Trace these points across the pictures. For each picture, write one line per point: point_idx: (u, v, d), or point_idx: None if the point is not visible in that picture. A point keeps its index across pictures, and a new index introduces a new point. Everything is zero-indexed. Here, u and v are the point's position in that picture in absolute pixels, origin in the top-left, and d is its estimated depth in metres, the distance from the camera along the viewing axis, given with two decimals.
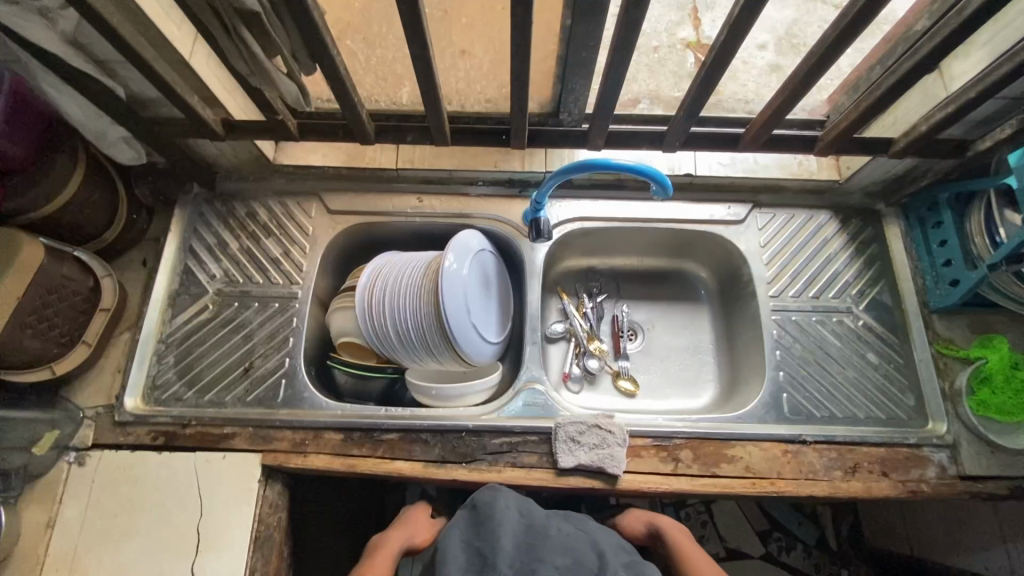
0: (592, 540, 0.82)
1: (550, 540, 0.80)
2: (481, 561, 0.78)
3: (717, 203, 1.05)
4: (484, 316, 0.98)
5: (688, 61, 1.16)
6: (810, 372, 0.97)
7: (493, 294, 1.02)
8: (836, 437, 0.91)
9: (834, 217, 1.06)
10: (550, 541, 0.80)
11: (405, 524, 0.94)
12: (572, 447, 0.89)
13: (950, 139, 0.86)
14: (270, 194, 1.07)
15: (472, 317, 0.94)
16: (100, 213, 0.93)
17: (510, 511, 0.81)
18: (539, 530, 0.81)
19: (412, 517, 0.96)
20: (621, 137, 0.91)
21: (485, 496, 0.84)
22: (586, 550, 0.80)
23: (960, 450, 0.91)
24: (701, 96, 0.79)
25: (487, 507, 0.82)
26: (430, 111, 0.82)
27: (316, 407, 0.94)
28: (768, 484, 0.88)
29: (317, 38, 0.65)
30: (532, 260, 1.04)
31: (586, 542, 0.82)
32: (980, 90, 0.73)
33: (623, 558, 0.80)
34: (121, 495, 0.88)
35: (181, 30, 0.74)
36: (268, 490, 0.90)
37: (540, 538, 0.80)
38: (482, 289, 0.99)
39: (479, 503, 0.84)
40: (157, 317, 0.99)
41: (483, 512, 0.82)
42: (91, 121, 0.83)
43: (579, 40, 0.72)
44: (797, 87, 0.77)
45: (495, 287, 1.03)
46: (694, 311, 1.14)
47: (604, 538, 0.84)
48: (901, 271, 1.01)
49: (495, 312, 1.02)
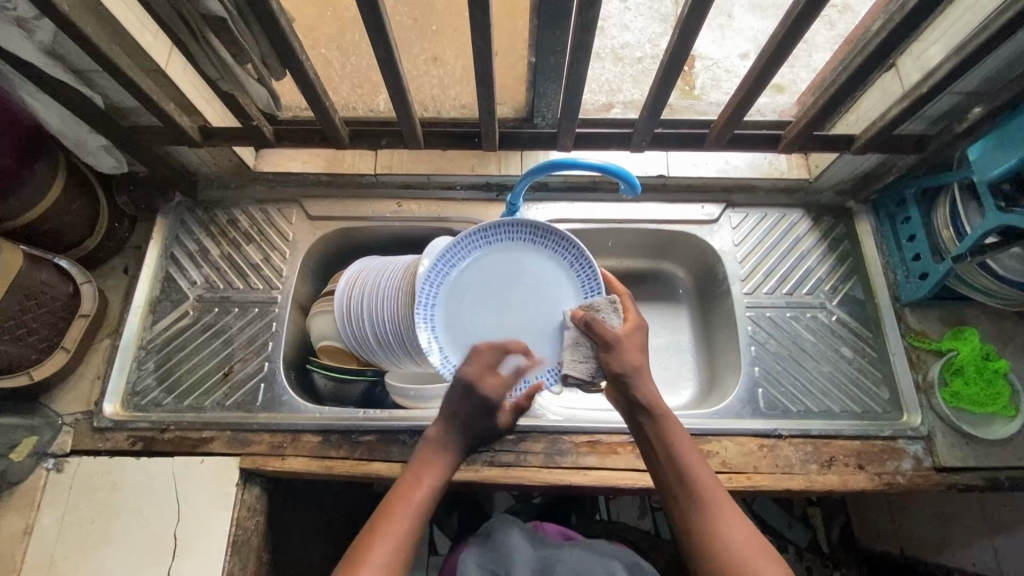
0: (604, 564, 0.82)
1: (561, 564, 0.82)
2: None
3: (692, 204, 1.07)
4: (477, 349, 0.83)
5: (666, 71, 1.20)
6: (785, 367, 0.98)
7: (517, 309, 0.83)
8: (811, 431, 0.92)
9: (806, 215, 1.08)
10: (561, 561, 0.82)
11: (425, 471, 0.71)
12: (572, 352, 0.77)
13: (910, 135, 0.88)
14: (251, 200, 1.09)
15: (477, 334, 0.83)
16: (81, 221, 0.94)
17: (521, 540, 0.87)
18: (550, 556, 0.84)
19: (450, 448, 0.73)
20: (592, 138, 0.93)
21: (498, 526, 0.91)
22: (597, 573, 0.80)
23: (936, 442, 0.91)
24: (661, 95, 0.80)
25: (498, 539, 0.87)
26: (402, 116, 0.82)
27: (295, 410, 0.95)
28: (745, 479, 0.88)
29: (284, 44, 0.67)
30: (516, 248, 0.84)
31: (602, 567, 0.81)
32: (932, 84, 0.75)
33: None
34: (98, 500, 0.88)
35: (157, 40, 0.76)
36: (246, 494, 0.90)
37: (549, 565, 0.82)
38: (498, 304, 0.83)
39: (493, 532, 0.90)
40: (138, 322, 1.00)
41: (496, 542, 0.87)
42: (70, 129, 0.85)
43: (544, 42, 0.74)
44: (754, 88, 0.78)
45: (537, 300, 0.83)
46: (673, 310, 1.15)
47: (618, 563, 0.84)
48: (873, 266, 1.03)
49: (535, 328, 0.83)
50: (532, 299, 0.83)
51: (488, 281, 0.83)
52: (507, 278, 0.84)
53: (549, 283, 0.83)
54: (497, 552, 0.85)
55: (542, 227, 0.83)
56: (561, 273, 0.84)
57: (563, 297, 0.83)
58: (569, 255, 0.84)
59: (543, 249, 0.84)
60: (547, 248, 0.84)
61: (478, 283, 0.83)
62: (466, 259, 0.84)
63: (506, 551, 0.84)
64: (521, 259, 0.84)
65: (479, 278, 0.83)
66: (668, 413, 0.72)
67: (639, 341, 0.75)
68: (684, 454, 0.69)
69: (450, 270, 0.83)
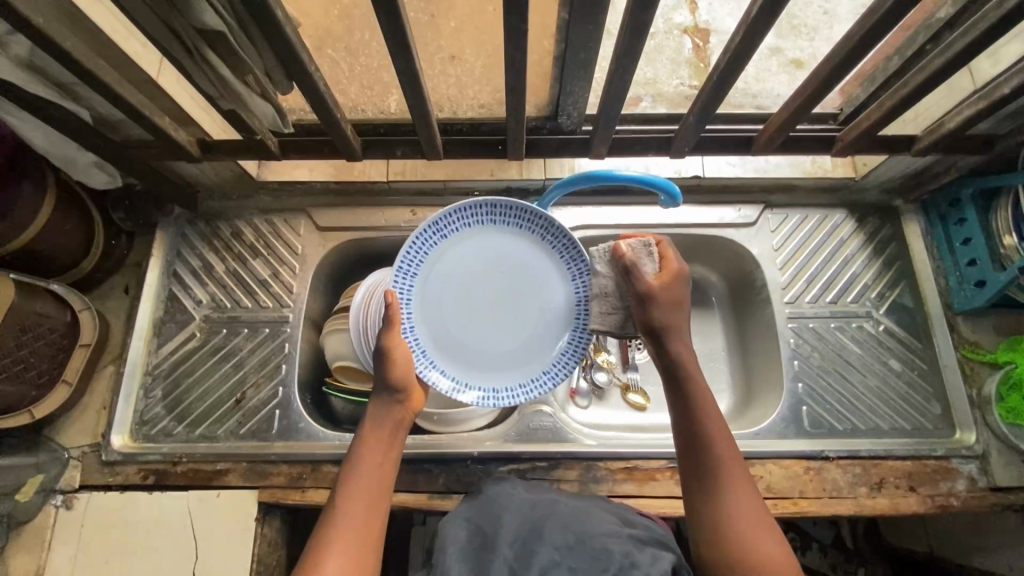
0: (601, 522, 0.70)
1: (555, 516, 0.71)
2: (482, 541, 0.70)
3: (727, 206, 1.00)
4: (474, 345, 0.79)
5: (684, 48, 1.10)
6: (830, 382, 0.92)
7: (492, 294, 0.79)
8: (859, 452, 0.87)
9: (850, 216, 1.00)
10: (555, 515, 0.71)
11: (376, 444, 0.69)
12: (601, 302, 0.77)
13: (977, 134, 0.80)
14: (255, 211, 1.02)
15: (468, 334, 0.78)
16: (74, 242, 0.88)
17: (517, 496, 0.75)
18: (544, 507, 0.73)
19: (371, 442, 0.69)
20: (627, 143, 0.85)
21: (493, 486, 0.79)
22: (593, 532, 0.69)
23: (990, 461, 0.87)
24: (714, 97, 0.72)
25: (496, 499, 0.76)
26: (420, 123, 0.75)
27: (313, 438, 0.90)
28: (791, 505, 0.84)
29: (292, 55, 0.59)
30: (475, 232, 0.78)
31: (596, 525, 0.70)
32: (1017, 84, 0.67)
33: (641, 551, 0.66)
34: (112, 538, 0.84)
35: (146, 48, 0.68)
36: (267, 528, 0.86)
37: (546, 521, 0.70)
38: (470, 296, 0.78)
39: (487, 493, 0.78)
40: (142, 347, 0.94)
41: (490, 501, 0.76)
42: (57, 146, 0.78)
43: (577, 41, 0.65)
44: (815, 92, 0.71)
45: (505, 277, 0.79)
46: (705, 317, 1.08)
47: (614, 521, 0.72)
48: (924, 271, 0.96)
49: (515, 307, 0.79)
50: (510, 278, 0.79)
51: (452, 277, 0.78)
52: (479, 265, 0.79)
53: (521, 258, 0.79)
54: (491, 511, 0.74)
55: (495, 203, 0.77)
56: (533, 248, 0.79)
57: (540, 268, 0.79)
58: (535, 225, 0.78)
59: (505, 227, 0.78)
60: (507, 224, 0.79)
61: (449, 280, 0.78)
62: (427, 259, 0.77)
63: (502, 510, 0.73)
64: (476, 244, 0.78)
65: (438, 278, 0.78)
66: (697, 386, 0.69)
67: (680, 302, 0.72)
68: (702, 429, 0.67)
69: (413, 276, 0.77)
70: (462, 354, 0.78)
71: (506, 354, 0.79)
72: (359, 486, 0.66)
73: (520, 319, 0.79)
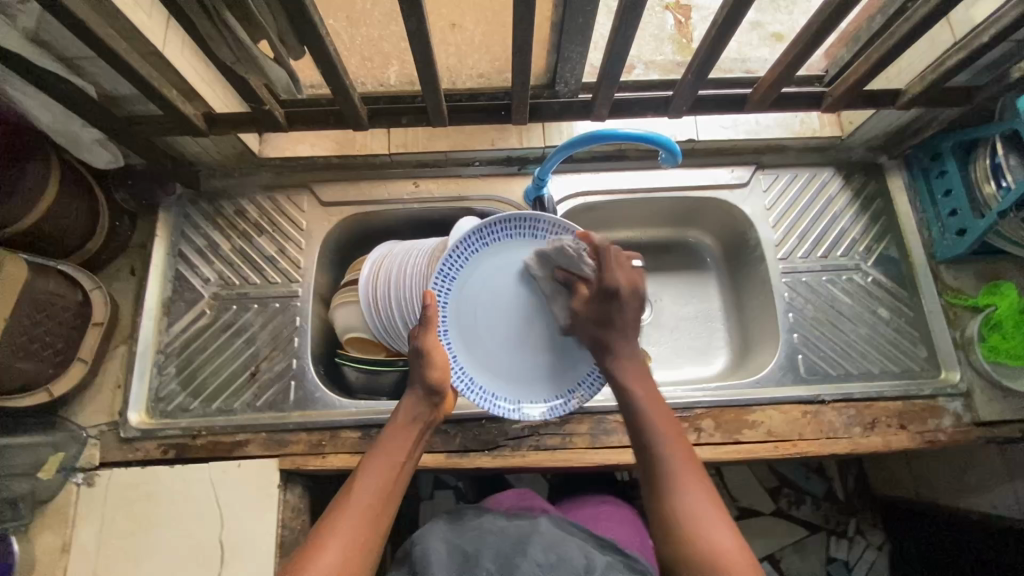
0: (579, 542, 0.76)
1: (537, 538, 0.75)
2: (463, 560, 0.72)
3: (720, 168, 1.03)
4: (500, 355, 0.82)
5: (667, 24, 1.10)
6: (823, 332, 0.97)
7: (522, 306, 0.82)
8: (853, 395, 0.92)
9: (837, 174, 1.04)
10: (539, 536, 0.75)
11: (399, 439, 0.73)
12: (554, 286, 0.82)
13: (957, 87, 0.84)
14: (257, 188, 1.02)
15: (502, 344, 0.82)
16: (80, 223, 0.88)
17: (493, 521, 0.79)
18: (526, 534, 0.76)
19: (399, 431, 0.74)
20: (626, 106, 0.88)
21: (472, 510, 0.83)
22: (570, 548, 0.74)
23: (974, 398, 0.92)
24: (709, 60, 0.75)
25: (474, 525, 0.79)
26: (428, 91, 0.77)
27: (329, 407, 0.92)
28: (791, 447, 0.89)
29: (305, 19, 0.60)
30: (513, 245, 0.82)
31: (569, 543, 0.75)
32: (993, 35, 0.71)
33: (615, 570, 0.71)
34: (137, 511, 0.85)
35: (153, 18, 0.68)
36: (289, 494, 0.88)
37: (527, 543, 0.74)
38: (503, 305, 0.82)
39: (465, 515, 0.82)
40: (153, 326, 0.95)
41: (467, 526, 0.79)
42: (62, 123, 0.78)
43: (577, 4, 0.67)
44: (805, 50, 0.74)
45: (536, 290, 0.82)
46: (701, 279, 1.13)
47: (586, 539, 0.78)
48: (907, 223, 1.01)
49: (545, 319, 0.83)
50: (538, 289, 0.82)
51: (486, 285, 0.81)
52: (518, 279, 0.82)
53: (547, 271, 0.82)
54: (468, 531, 0.77)
55: (532, 219, 0.81)
56: None
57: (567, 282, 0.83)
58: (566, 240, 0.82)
59: (535, 239, 0.82)
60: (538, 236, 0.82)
61: (488, 288, 0.81)
62: (465, 267, 0.80)
63: (482, 534, 0.76)
64: (507, 254, 0.82)
65: (474, 287, 0.81)
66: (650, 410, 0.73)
67: (627, 308, 0.78)
68: (663, 454, 0.69)
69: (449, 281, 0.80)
70: (493, 365, 0.81)
71: (533, 366, 0.82)
72: (377, 474, 0.69)
73: (550, 341, 0.83)
